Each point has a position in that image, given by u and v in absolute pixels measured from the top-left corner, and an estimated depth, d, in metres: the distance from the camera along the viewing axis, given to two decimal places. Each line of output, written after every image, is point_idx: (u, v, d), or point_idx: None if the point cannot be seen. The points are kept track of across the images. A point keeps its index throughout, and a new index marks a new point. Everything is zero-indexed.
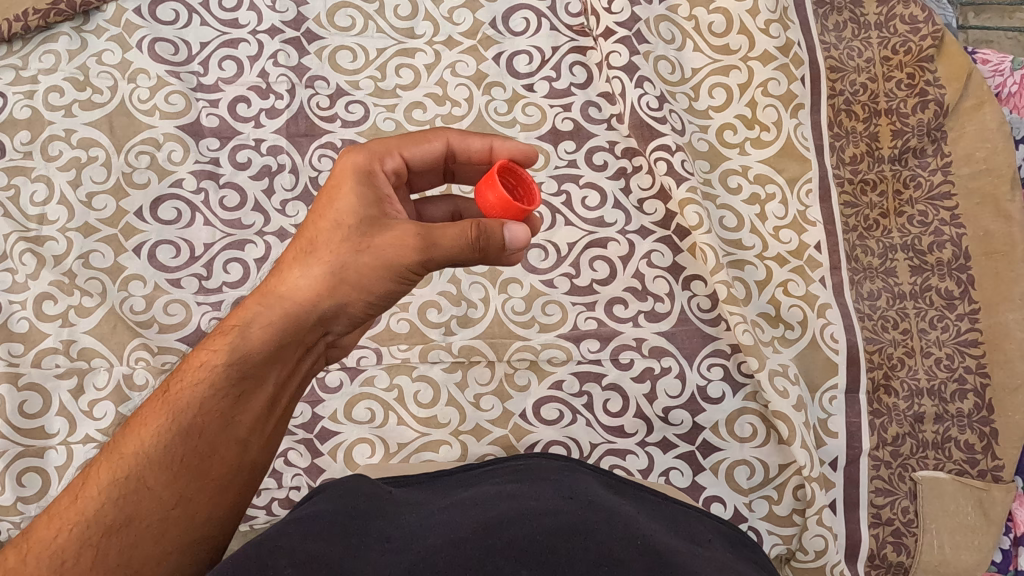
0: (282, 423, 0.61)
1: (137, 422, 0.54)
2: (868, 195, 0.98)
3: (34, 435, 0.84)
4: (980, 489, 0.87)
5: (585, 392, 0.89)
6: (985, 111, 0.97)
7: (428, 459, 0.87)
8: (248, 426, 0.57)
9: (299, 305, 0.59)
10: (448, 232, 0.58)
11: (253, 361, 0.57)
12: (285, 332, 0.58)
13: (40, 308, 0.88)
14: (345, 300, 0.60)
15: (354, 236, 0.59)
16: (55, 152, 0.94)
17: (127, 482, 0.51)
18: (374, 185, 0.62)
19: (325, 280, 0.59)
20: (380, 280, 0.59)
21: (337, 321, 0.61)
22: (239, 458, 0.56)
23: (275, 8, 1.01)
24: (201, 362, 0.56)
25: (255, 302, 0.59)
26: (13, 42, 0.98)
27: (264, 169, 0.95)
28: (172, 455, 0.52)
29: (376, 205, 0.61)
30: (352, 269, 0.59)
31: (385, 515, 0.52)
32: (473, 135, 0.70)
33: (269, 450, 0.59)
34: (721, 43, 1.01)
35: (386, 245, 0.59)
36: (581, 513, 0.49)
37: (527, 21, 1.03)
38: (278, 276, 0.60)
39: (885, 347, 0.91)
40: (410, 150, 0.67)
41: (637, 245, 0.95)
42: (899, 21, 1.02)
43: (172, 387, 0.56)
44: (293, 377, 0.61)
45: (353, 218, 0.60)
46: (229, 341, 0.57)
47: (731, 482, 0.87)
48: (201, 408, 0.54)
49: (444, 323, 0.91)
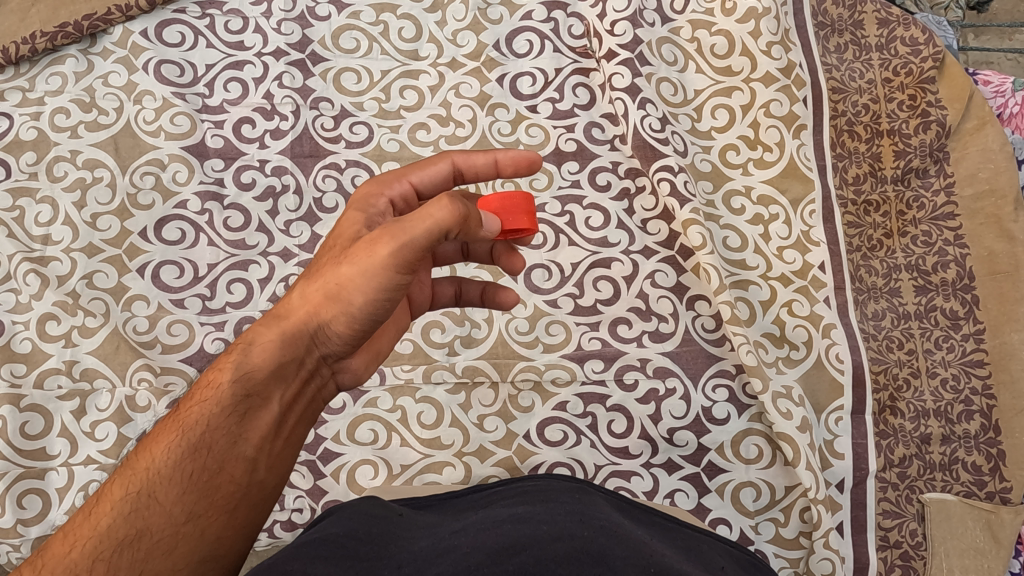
0: (289, 447, 0.60)
1: (147, 443, 0.54)
2: (871, 216, 0.98)
3: (34, 456, 0.83)
4: (988, 511, 0.86)
5: (590, 413, 0.88)
6: (987, 131, 0.98)
7: (432, 481, 0.86)
8: (256, 445, 0.56)
9: (297, 324, 0.60)
10: (419, 212, 0.57)
11: (257, 379, 0.57)
12: (284, 350, 0.58)
13: (43, 328, 0.88)
14: (334, 315, 0.59)
15: (345, 253, 0.61)
16: (60, 173, 0.94)
17: (138, 498, 0.50)
18: (371, 213, 0.66)
19: (318, 296, 0.60)
20: (365, 285, 0.58)
21: (333, 341, 0.61)
22: (247, 479, 0.55)
23: (281, 31, 1.02)
24: (208, 382, 0.56)
25: (257, 326, 0.60)
26: (20, 65, 0.99)
27: (268, 190, 0.96)
28: (182, 471, 0.52)
29: (367, 228, 0.64)
30: (334, 281, 0.59)
31: (395, 541, 0.52)
32: (475, 154, 0.72)
33: (277, 474, 0.59)
34: (724, 65, 1.02)
35: (362, 251, 0.58)
36: (596, 539, 0.48)
37: (530, 43, 1.04)
38: (281, 302, 0.62)
39: (891, 367, 0.91)
40: (417, 176, 0.70)
41: (640, 265, 0.95)
42: (900, 43, 1.04)
43: (180, 409, 0.55)
44: (297, 400, 0.61)
45: (351, 240, 0.63)
46: (233, 358, 0.57)
47: (737, 504, 0.86)
48: (208, 425, 0.54)
49: (447, 343, 0.91)
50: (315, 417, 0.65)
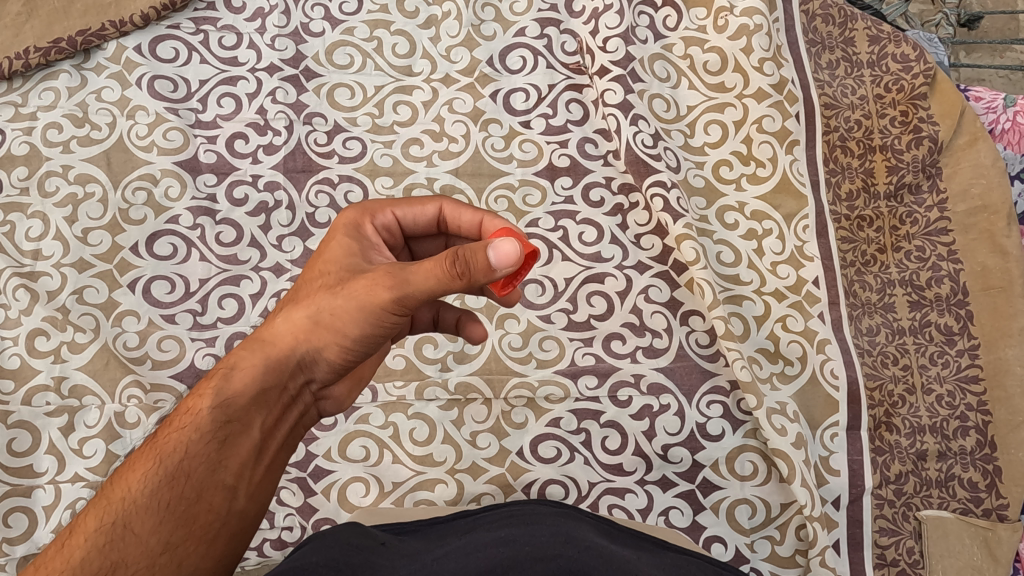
0: (271, 473, 0.60)
1: (125, 470, 0.54)
2: (865, 231, 0.97)
3: (21, 473, 0.82)
4: (985, 528, 0.85)
5: (584, 429, 0.88)
6: (979, 147, 0.97)
7: (423, 498, 0.85)
8: (235, 472, 0.56)
9: (282, 350, 0.60)
10: (421, 263, 0.56)
11: (238, 405, 0.57)
12: (267, 376, 0.58)
13: (32, 344, 0.87)
14: (325, 343, 0.60)
15: (336, 280, 0.62)
16: (51, 189, 0.94)
17: (113, 528, 0.50)
18: (359, 239, 0.66)
19: (307, 322, 0.60)
20: (356, 318, 0.59)
21: (319, 367, 0.62)
22: (227, 506, 0.55)
23: (275, 47, 1.02)
24: (189, 408, 0.57)
25: (240, 349, 0.60)
26: (13, 80, 0.99)
27: (261, 206, 0.95)
28: (158, 500, 0.52)
29: (358, 256, 0.64)
30: (328, 311, 0.59)
31: (376, 567, 0.51)
32: (467, 209, 0.71)
33: (258, 502, 0.58)
34: (717, 81, 1.03)
35: (362, 287, 0.59)
36: (580, 561, 0.48)
37: (524, 59, 1.04)
38: (264, 325, 0.62)
39: (886, 384, 0.90)
40: (402, 210, 0.71)
41: (634, 280, 0.94)
42: (891, 60, 1.04)
43: (160, 436, 0.55)
44: (281, 427, 0.61)
45: (337, 267, 0.63)
46: (214, 384, 0.57)
47: (732, 522, 0.85)
48: (187, 452, 0.54)
49: (440, 359, 0.90)
50: (298, 442, 0.65)
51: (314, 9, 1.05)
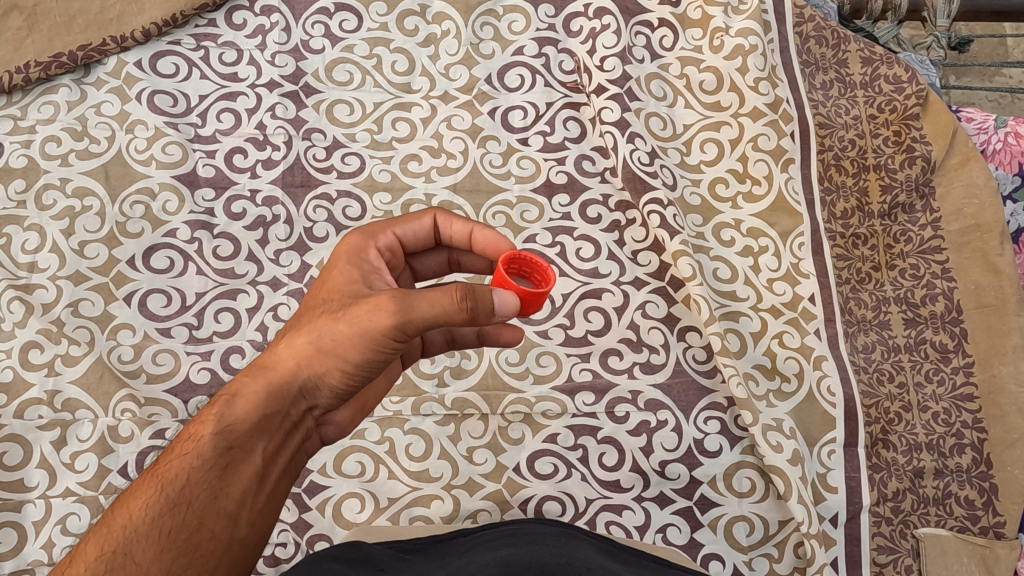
0: (274, 499, 0.59)
1: (128, 498, 0.54)
2: (859, 249, 0.99)
3: (12, 488, 0.81)
4: (982, 546, 0.85)
5: (581, 445, 0.87)
6: (972, 166, 0.98)
7: (419, 515, 0.84)
8: (237, 499, 0.55)
9: (284, 376, 0.59)
10: (428, 292, 0.56)
11: (241, 431, 0.56)
12: (269, 403, 0.58)
13: (26, 357, 0.87)
14: (326, 369, 0.59)
15: (338, 304, 0.61)
16: (48, 202, 0.94)
17: (113, 557, 0.51)
18: (361, 264, 0.66)
19: (310, 347, 0.60)
20: (359, 345, 0.58)
21: (322, 394, 0.61)
22: (229, 534, 0.55)
23: (275, 63, 1.03)
24: (191, 435, 0.56)
25: (241, 375, 0.60)
26: (13, 93, 0.99)
27: (259, 220, 0.95)
28: (159, 528, 0.52)
29: (359, 282, 0.64)
30: (329, 337, 0.59)
31: None
32: (457, 219, 0.74)
33: (260, 528, 0.57)
34: (712, 100, 1.04)
35: (364, 312, 0.58)
36: None
37: (522, 77, 1.05)
38: (267, 352, 0.62)
39: (882, 401, 0.91)
40: (402, 229, 0.73)
41: (631, 296, 0.95)
42: (883, 81, 1.06)
43: (162, 463, 0.56)
44: (283, 453, 0.61)
45: (339, 293, 0.63)
46: (216, 411, 0.57)
47: (730, 539, 0.84)
48: (188, 480, 0.54)
49: (437, 374, 0.90)
50: (300, 468, 0.64)
51: (314, 27, 1.05)
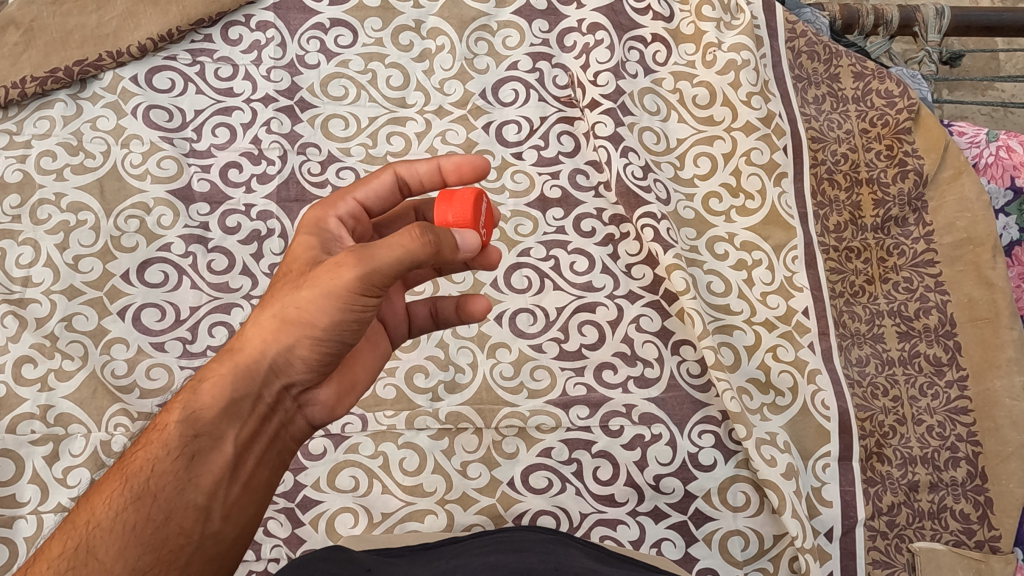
0: (251, 488, 0.59)
1: (94, 493, 0.55)
2: (853, 262, 0.99)
3: (4, 503, 0.81)
4: (978, 560, 0.86)
5: (575, 459, 0.87)
6: (963, 180, 0.99)
7: (412, 530, 0.84)
8: (207, 492, 0.55)
9: (250, 357, 0.59)
10: (387, 239, 0.56)
11: (207, 419, 0.57)
12: (237, 386, 0.58)
13: (18, 371, 0.86)
14: (294, 339, 0.59)
15: (300, 279, 0.60)
16: (44, 216, 0.94)
17: (76, 553, 0.51)
18: (321, 236, 0.66)
19: (274, 323, 0.60)
20: (325, 308, 0.58)
21: (295, 368, 0.61)
22: (199, 530, 0.55)
23: (270, 78, 1.04)
24: (157, 425, 0.57)
25: (211, 363, 0.61)
26: (9, 108, 1.00)
27: (253, 234, 0.96)
28: (122, 523, 0.52)
29: (320, 250, 0.64)
30: (293, 307, 0.59)
31: None
32: (419, 160, 0.73)
33: (236, 523, 0.57)
34: (706, 115, 1.04)
35: (323, 272, 0.58)
36: None
37: (516, 92, 1.06)
38: (236, 335, 0.62)
39: (876, 415, 0.91)
40: (364, 193, 0.71)
41: (626, 310, 0.95)
42: (875, 96, 1.06)
43: (129, 455, 0.56)
44: (259, 439, 0.60)
45: (301, 264, 0.63)
46: (182, 400, 0.58)
47: (725, 554, 0.84)
48: (153, 472, 0.54)
49: (431, 388, 0.90)
50: (285, 451, 0.64)
51: (309, 42, 1.06)
